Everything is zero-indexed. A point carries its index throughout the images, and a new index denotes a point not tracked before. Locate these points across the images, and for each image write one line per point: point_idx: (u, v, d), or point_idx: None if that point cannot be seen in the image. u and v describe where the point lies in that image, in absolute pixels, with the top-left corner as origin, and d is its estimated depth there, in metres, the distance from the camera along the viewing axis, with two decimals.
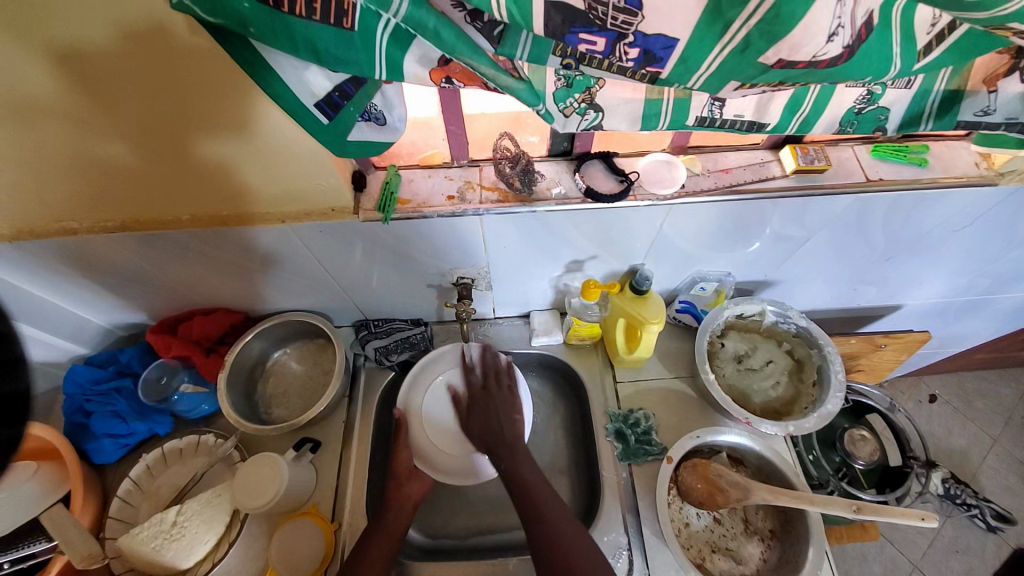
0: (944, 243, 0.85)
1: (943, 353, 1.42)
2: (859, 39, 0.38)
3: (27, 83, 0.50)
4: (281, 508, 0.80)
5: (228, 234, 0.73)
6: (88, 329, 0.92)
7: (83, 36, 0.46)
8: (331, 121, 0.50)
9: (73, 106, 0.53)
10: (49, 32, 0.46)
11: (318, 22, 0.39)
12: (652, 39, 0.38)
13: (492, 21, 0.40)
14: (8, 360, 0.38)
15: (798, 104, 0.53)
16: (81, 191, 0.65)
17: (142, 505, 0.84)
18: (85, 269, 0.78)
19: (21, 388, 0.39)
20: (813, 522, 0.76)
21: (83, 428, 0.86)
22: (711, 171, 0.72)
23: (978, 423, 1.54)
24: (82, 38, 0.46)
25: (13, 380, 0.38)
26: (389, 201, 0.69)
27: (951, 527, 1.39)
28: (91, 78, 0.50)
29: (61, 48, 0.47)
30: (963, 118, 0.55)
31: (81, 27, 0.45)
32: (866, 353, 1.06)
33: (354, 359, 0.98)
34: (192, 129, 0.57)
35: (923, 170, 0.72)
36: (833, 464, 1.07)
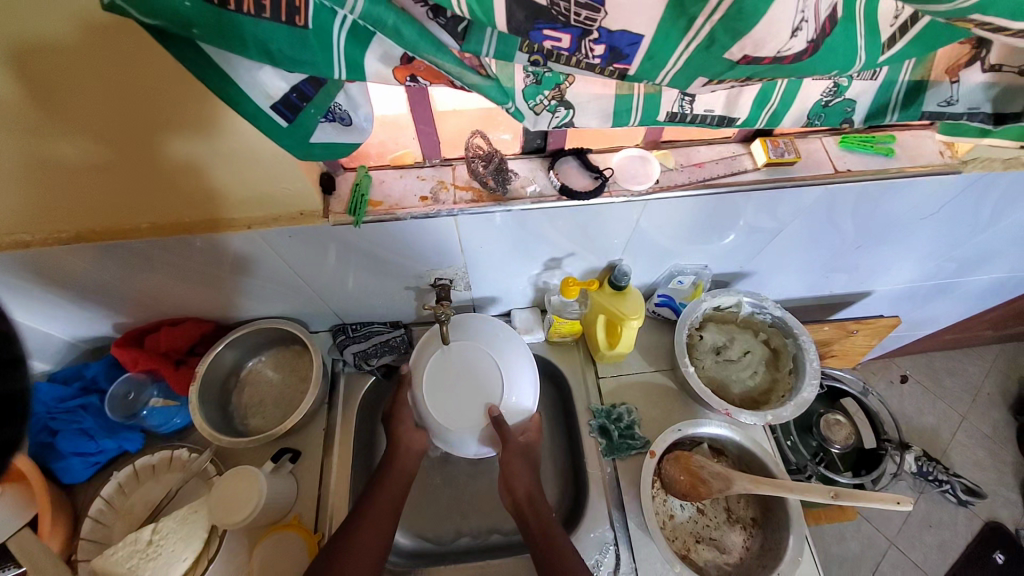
0: (911, 230, 0.87)
1: (912, 335, 1.47)
2: (823, 33, 0.38)
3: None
4: (259, 522, 0.78)
5: (194, 242, 0.70)
6: (48, 345, 0.87)
7: (27, 35, 0.44)
8: (291, 124, 0.48)
9: (22, 107, 0.50)
10: None
11: (269, 20, 0.37)
12: (618, 36, 0.37)
13: (456, 16, 0.38)
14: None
15: (767, 97, 0.53)
16: (32, 198, 0.61)
17: (115, 525, 0.81)
18: (40, 283, 0.74)
19: None
20: (793, 509, 0.78)
21: (48, 448, 0.83)
22: (684, 165, 0.72)
23: (946, 401, 1.60)
24: (33, 33, 0.44)
25: None
26: (360, 203, 0.67)
27: (924, 503, 1.44)
28: (43, 76, 0.47)
29: (10, 44, 0.44)
30: (928, 108, 0.56)
31: (32, 22, 0.43)
32: (839, 339, 1.09)
33: (333, 364, 0.96)
34: (152, 134, 0.54)
35: (889, 160, 0.74)
36: (810, 449, 1.10)
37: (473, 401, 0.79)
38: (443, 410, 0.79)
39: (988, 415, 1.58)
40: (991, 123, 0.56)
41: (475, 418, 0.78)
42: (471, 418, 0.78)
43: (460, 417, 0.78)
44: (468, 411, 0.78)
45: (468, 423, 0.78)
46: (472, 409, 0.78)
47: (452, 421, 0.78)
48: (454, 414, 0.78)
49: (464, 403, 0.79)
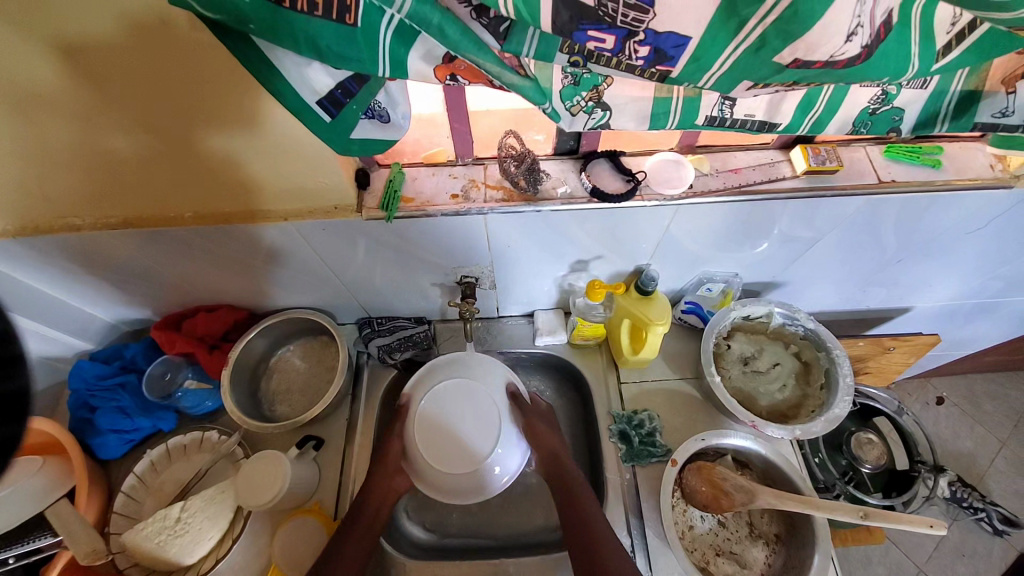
0: (956, 245, 0.83)
1: (951, 355, 1.41)
2: (877, 39, 0.36)
3: (33, 74, 0.50)
4: (284, 505, 0.80)
5: (232, 231, 0.72)
6: (92, 325, 0.92)
7: (91, 28, 0.46)
8: (334, 119, 0.49)
9: (77, 99, 0.52)
10: (59, 22, 0.45)
11: (320, 18, 0.38)
12: (664, 37, 0.37)
13: (498, 17, 0.39)
14: (5, 359, 0.34)
15: (811, 102, 0.52)
16: (84, 185, 0.65)
17: (147, 500, 0.85)
18: (88, 265, 0.78)
19: None
20: (819, 528, 0.75)
21: (87, 423, 0.87)
22: (719, 171, 0.71)
23: (985, 426, 1.52)
24: (87, 29, 0.46)
25: (12, 379, 0.34)
26: (393, 200, 0.69)
27: (958, 531, 1.37)
28: (97, 70, 0.49)
29: (66, 39, 0.47)
30: (980, 120, 0.53)
31: (87, 18, 0.45)
32: (873, 355, 1.04)
33: (358, 356, 0.98)
34: (198, 125, 0.56)
35: (936, 172, 0.71)
36: (839, 468, 1.06)
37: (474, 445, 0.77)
38: (441, 442, 0.77)
39: None
40: None
41: (470, 463, 0.76)
42: (466, 461, 0.76)
43: (456, 457, 0.77)
44: (466, 455, 0.77)
45: (461, 464, 0.76)
46: (470, 454, 0.77)
47: (446, 455, 0.77)
48: (450, 448, 0.77)
49: (465, 443, 0.77)
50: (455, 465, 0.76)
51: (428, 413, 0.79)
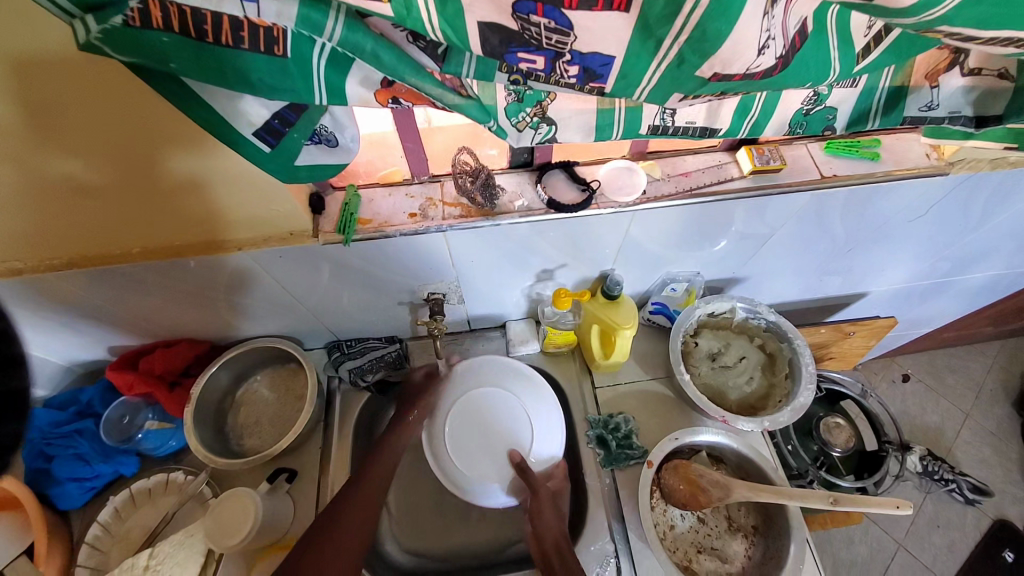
0: (901, 231, 0.87)
1: (911, 334, 1.47)
2: (791, 49, 0.38)
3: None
4: (258, 543, 0.77)
5: (186, 265, 0.70)
6: (43, 370, 0.87)
7: (8, 65, 0.44)
8: (274, 149, 0.48)
9: (2, 137, 0.50)
10: None
11: (249, 51, 0.37)
12: (590, 57, 0.38)
13: (434, 41, 0.40)
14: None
15: (747, 107, 0.54)
16: (27, 224, 0.61)
17: (113, 550, 0.81)
18: (32, 309, 0.74)
19: None
20: (793, 516, 0.77)
21: (43, 474, 0.82)
22: (671, 175, 0.73)
23: (949, 399, 1.59)
24: (26, 60, 0.44)
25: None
26: (349, 222, 0.68)
27: (931, 503, 1.43)
28: (22, 106, 0.47)
29: (3, 71, 0.44)
30: (909, 113, 0.56)
31: (25, 50, 0.43)
32: (836, 341, 1.08)
33: (328, 381, 0.96)
34: (139, 157, 0.55)
35: (874, 164, 0.74)
36: (811, 454, 1.08)
37: (479, 465, 0.84)
38: (458, 437, 0.86)
39: (991, 412, 1.57)
40: (974, 125, 0.57)
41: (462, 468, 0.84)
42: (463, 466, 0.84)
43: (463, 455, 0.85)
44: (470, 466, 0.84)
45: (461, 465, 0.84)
46: (473, 466, 0.84)
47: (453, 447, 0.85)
48: (463, 442, 0.86)
49: (471, 456, 0.85)
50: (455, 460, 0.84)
51: (480, 407, 0.88)
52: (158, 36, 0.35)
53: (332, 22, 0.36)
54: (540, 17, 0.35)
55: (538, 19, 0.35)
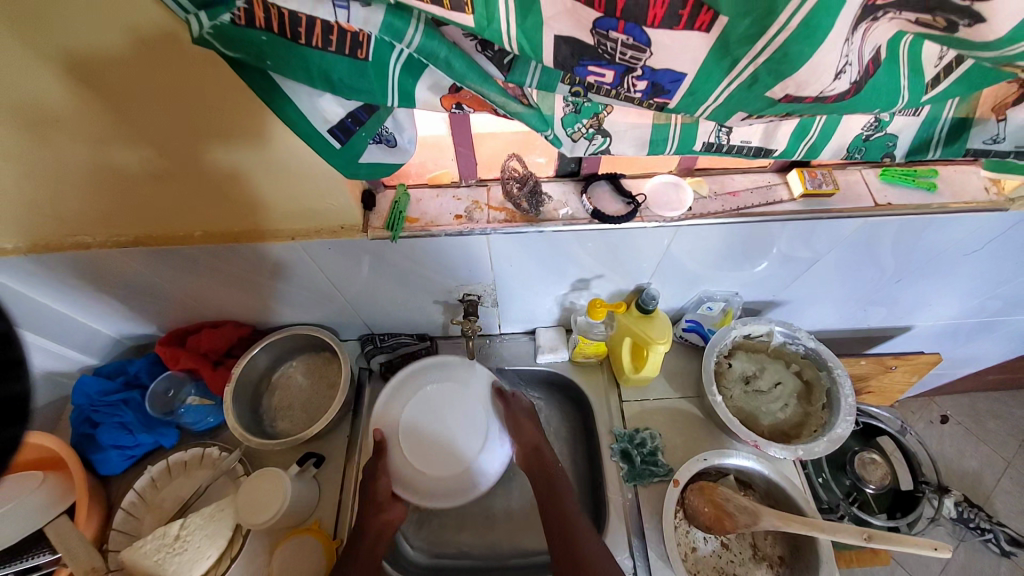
0: (954, 265, 0.84)
1: (954, 373, 1.40)
2: (866, 74, 0.38)
3: (43, 93, 0.51)
4: (283, 524, 0.80)
5: (240, 250, 0.74)
6: (97, 340, 0.93)
7: (104, 47, 0.47)
8: (343, 146, 0.51)
9: (88, 117, 0.54)
10: (70, 44, 0.47)
11: (334, 53, 0.40)
12: (660, 74, 0.39)
13: (502, 50, 0.41)
14: (7, 361, 0.34)
15: (806, 130, 0.53)
16: (95, 205, 0.66)
17: (145, 518, 0.84)
18: (96, 281, 0.79)
19: (20, 390, 0.34)
20: (823, 550, 0.74)
21: (88, 439, 0.87)
22: (718, 193, 0.73)
23: (991, 446, 1.51)
24: (92, 46, 0.47)
25: (13, 381, 0.34)
26: (398, 219, 0.70)
27: (964, 552, 1.35)
28: (109, 87, 0.51)
29: (70, 56, 0.48)
30: (972, 145, 0.55)
31: (94, 37, 0.46)
32: (875, 374, 1.04)
33: (359, 372, 0.98)
34: (207, 140, 0.58)
35: (931, 194, 0.72)
36: (843, 488, 1.05)
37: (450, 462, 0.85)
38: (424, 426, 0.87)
39: None
40: None
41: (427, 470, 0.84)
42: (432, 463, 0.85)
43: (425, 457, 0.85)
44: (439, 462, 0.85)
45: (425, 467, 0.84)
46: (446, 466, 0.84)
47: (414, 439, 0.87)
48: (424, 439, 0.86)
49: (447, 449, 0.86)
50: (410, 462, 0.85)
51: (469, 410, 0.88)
52: (258, 35, 0.38)
53: (412, 31, 0.38)
54: (619, 33, 0.36)
55: (618, 35, 0.36)
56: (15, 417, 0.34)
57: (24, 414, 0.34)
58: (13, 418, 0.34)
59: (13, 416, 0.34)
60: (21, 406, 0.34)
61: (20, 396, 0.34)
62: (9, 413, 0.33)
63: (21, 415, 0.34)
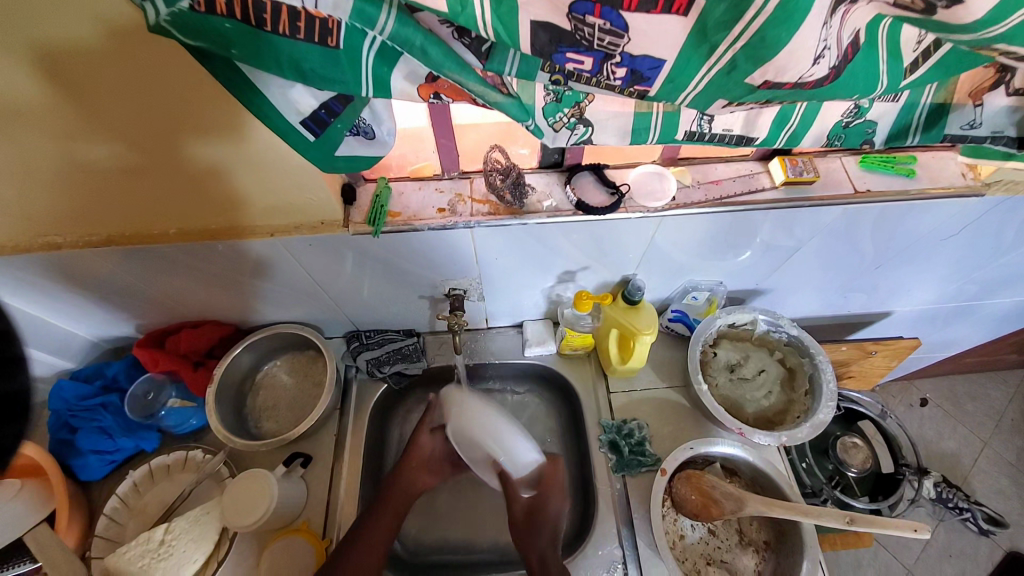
0: (931, 251, 0.86)
1: (933, 357, 1.43)
2: (844, 59, 0.38)
3: (5, 87, 0.49)
4: (271, 525, 0.79)
5: (217, 248, 0.72)
6: (73, 343, 0.90)
7: (67, 38, 0.45)
8: (318, 138, 0.49)
9: (53, 112, 0.52)
10: (31, 34, 0.44)
11: (303, 41, 0.38)
12: (639, 60, 0.38)
13: (480, 38, 0.40)
14: (7, 358, 0.34)
15: (786, 117, 0.53)
16: (64, 203, 0.64)
17: (129, 523, 0.83)
18: (68, 283, 0.77)
19: (20, 386, 0.35)
20: (807, 533, 0.76)
21: (67, 445, 0.84)
22: (701, 183, 0.73)
23: (968, 426, 1.55)
24: (54, 36, 0.45)
25: (12, 379, 0.34)
26: (379, 214, 0.69)
27: (943, 530, 1.39)
28: (74, 80, 0.49)
29: (36, 47, 0.46)
30: (951, 131, 0.55)
31: (55, 26, 0.44)
32: (857, 359, 1.06)
33: (346, 370, 0.97)
34: (182, 135, 0.56)
35: (910, 181, 0.73)
36: (827, 472, 1.07)
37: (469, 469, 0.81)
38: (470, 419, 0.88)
39: (1011, 442, 1.53)
40: (1016, 146, 0.55)
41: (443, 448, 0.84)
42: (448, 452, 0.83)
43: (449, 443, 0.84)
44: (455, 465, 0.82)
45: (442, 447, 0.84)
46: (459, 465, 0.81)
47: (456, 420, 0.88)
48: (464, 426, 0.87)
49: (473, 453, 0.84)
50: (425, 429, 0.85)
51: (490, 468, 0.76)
52: (221, 23, 0.37)
53: (385, 16, 0.37)
54: (595, 17, 0.35)
55: (594, 19, 0.35)
56: (14, 414, 0.35)
57: (25, 412, 0.35)
58: (14, 416, 0.35)
59: (13, 413, 0.35)
60: (21, 404, 0.35)
61: (20, 392, 0.35)
62: (8, 411, 0.34)
63: (22, 413, 0.35)
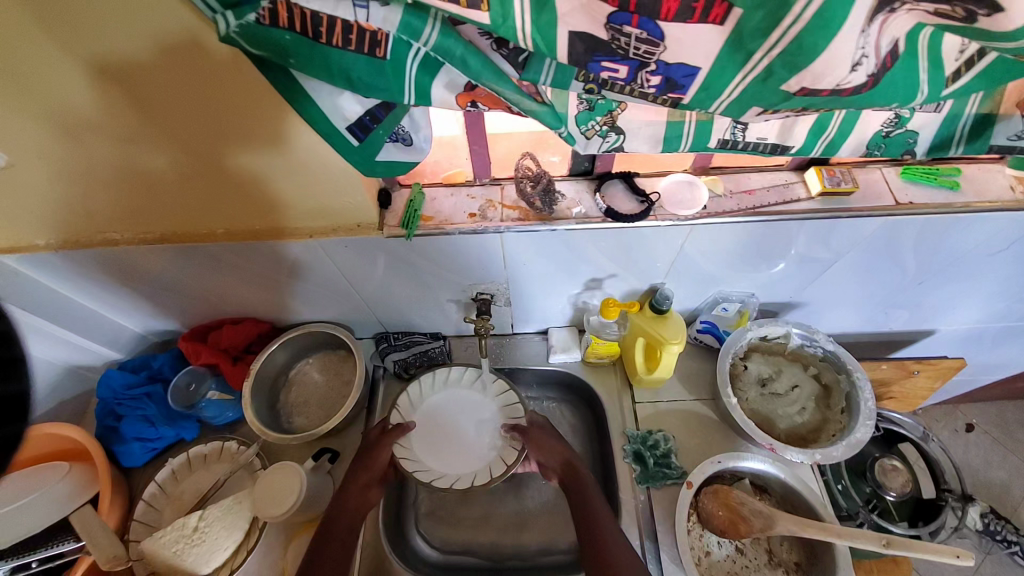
0: (977, 266, 0.82)
1: (980, 380, 1.35)
2: (883, 67, 0.38)
3: (79, 95, 0.53)
4: (298, 519, 0.82)
5: (259, 248, 0.76)
6: (123, 335, 0.96)
7: (133, 50, 0.49)
8: (360, 143, 0.52)
9: (118, 119, 0.56)
10: (103, 47, 0.49)
11: (354, 52, 0.41)
12: (674, 68, 0.39)
13: (518, 48, 0.42)
14: (6, 359, 0.33)
15: (823, 126, 0.53)
16: (122, 203, 0.69)
17: (165, 509, 0.86)
18: (122, 277, 0.82)
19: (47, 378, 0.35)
20: (841, 556, 0.73)
21: (112, 432, 0.90)
22: (733, 191, 0.72)
23: (1019, 456, 1.45)
24: (123, 49, 0.49)
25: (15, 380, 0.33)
26: (412, 218, 0.71)
27: (991, 565, 1.30)
28: (139, 89, 0.53)
29: (99, 58, 0.50)
30: (997, 141, 0.53)
31: (125, 39, 0.48)
32: (897, 379, 1.02)
33: (373, 370, 0.99)
34: (232, 141, 0.59)
35: (954, 193, 0.70)
36: (863, 495, 1.02)
37: (441, 456, 0.83)
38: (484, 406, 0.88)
39: None
40: None
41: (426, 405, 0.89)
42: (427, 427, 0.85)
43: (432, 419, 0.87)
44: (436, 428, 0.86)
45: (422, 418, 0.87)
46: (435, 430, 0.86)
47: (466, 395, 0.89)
48: (467, 401, 0.89)
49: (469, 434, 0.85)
50: (404, 398, 0.89)
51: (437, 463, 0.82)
52: (282, 34, 0.40)
53: (430, 29, 0.39)
54: (632, 27, 0.36)
55: (630, 29, 0.36)
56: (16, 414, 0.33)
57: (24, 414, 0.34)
58: (13, 417, 0.33)
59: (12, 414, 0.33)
60: (19, 406, 0.34)
61: (19, 396, 0.33)
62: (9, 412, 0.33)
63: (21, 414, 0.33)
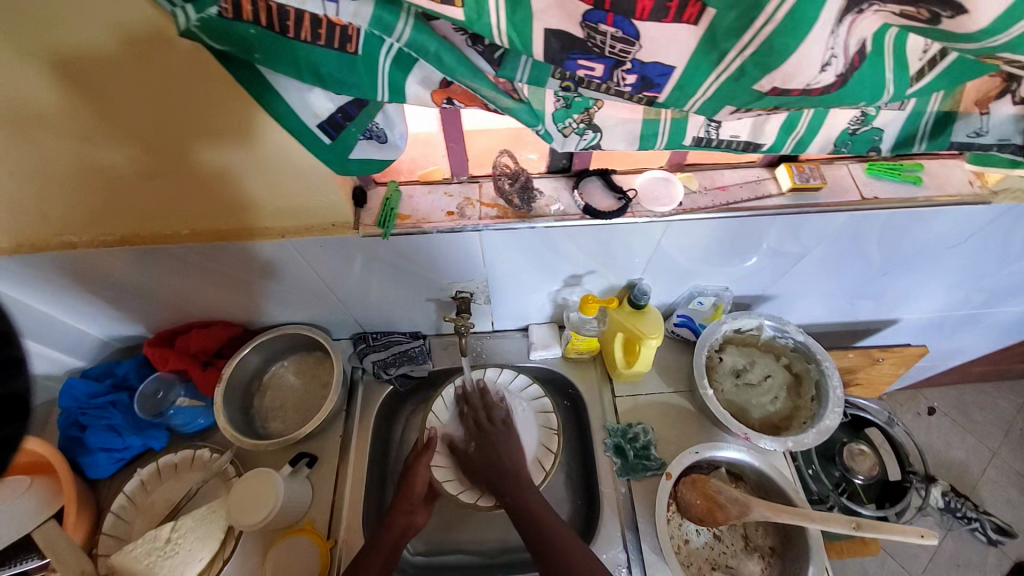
0: (936, 258, 0.86)
1: (940, 366, 1.42)
2: (851, 68, 0.39)
3: (26, 90, 0.50)
4: (276, 525, 0.79)
5: (230, 249, 0.73)
6: (84, 342, 0.91)
7: (81, 42, 0.46)
8: (334, 141, 0.51)
9: (69, 115, 0.53)
10: (49, 39, 0.46)
11: (323, 47, 0.40)
12: (650, 67, 0.39)
13: (492, 45, 0.41)
14: (9, 359, 0.36)
15: (793, 124, 0.54)
16: (81, 203, 0.65)
17: (136, 521, 0.83)
18: (80, 281, 0.78)
19: None
20: (813, 538, 0.76)
21: (76, 441, 0.85)
22: (708, 188, 0.73)
23: (976, 435, 1.54)
24: (74, 41, 0.46)
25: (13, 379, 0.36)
26: (389, 217, 0.70)
27: (951, 540, 1.37)
28: (90, 83, 0.50)
29: (44, 51, 0.47)
30: (957, 138, 0.56)
31: (73, 32, 0.45)
32: (863, 366, 1.06)
33: (352, 371, 0.98)
34: (193, 138, 0.57)
35: (916, 188, 0.73)
36: (833, 479, 1.06)
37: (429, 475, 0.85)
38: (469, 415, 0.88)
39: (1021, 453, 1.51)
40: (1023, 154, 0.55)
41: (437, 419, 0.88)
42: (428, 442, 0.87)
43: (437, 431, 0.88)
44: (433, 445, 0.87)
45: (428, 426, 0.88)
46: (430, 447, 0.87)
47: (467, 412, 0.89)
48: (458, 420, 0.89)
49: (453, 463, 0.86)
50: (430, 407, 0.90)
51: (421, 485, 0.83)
52: (246, 28, 0.38)
53: (401, 24, 0.38)
54: (608, 25, 0.36)
55: (607, 28, 0.36)
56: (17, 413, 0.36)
57: (24, 413, 0.37)
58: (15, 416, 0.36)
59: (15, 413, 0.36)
60: (22, 404, 0.37)
61: (21, 394, 0.36)
62: (10, 411, 0.36)
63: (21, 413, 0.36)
